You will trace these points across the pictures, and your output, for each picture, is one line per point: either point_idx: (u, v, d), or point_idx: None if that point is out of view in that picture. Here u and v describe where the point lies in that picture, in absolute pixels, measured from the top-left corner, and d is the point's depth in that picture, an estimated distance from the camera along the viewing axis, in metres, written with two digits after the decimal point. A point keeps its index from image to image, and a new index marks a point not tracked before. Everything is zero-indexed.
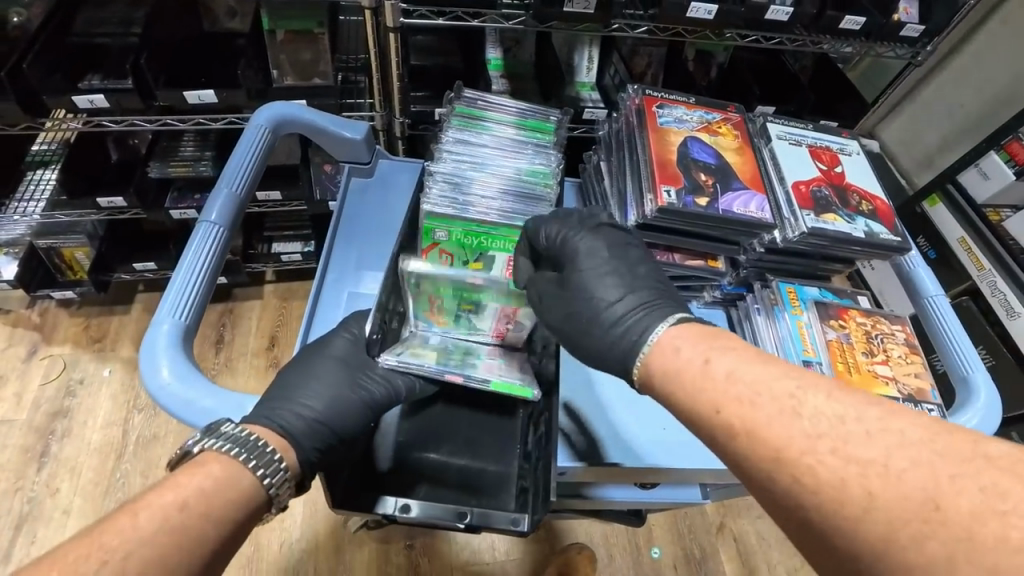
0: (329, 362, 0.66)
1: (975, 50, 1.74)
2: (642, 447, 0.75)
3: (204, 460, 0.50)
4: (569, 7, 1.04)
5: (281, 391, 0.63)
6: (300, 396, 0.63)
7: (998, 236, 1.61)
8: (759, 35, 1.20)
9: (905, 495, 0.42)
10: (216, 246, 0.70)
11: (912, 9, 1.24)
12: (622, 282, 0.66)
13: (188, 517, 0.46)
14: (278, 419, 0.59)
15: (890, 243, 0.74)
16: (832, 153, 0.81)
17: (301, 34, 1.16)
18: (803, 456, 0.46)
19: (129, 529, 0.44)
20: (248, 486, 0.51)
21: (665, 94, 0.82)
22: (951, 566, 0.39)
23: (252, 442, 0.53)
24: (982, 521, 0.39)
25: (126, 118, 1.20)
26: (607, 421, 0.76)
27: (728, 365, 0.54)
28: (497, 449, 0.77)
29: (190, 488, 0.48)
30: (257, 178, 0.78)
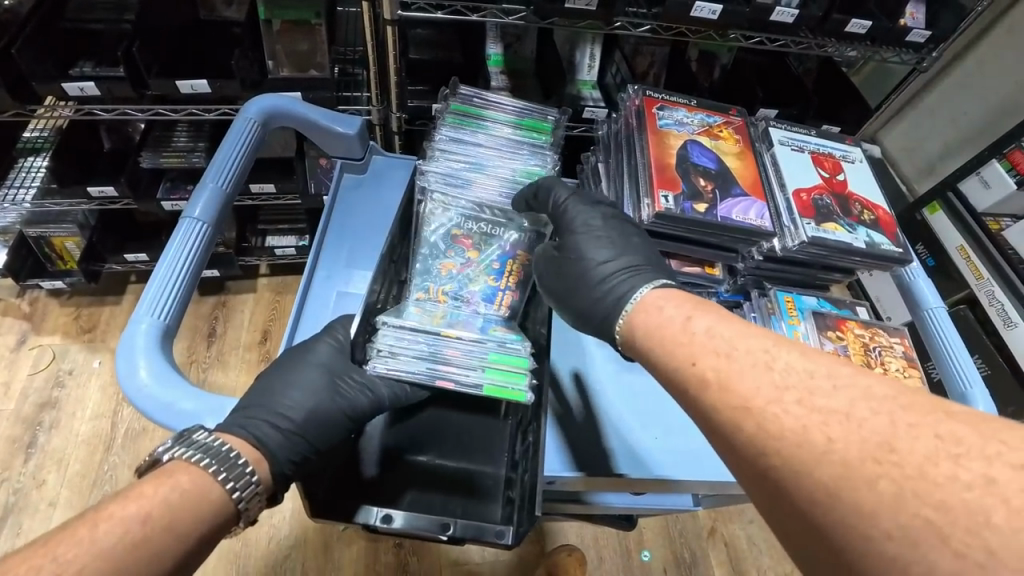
0: (312, 368, 0.64)
1: (980, 57, 1.72)
2: (649, 456, 0.75)
3: (172, 470, 0.49)
4: (572, 5, 1.02)
5: (262, 395, 0.62)
6: (280, 402, 0.61)
7: (998, 245, 1.60)
8: (763, 37, 1.18)
9: (863, 437, 0.41)
10: (200, 243, 0.69)
11: (919, 14, 1.22)
12: (614, 245, 0.66)
13: (150, 530, 0.45)
14: (254, 429, 0.57)
15: (890, 254, 0.72)
16: (835, 160, 0.80)
17: (297, 24, 1.14)
18: (768, 405, 0.45)
19: (87, 541, 0.42)
20: (216, 498, 0.49)
21: (666, 96, 0.80)
22: (897, 501, 0.37)
23: (224, 453, 0.52)
24: (934, 461, 0.38)
25: (117, 107, 1.19)
26: (615, 429, 0.77)
27: (708, 323, 0.54)
28: (486, 456, 0.75)
29: (154, 500, 0.46)
30: (245, 174, 0.76)
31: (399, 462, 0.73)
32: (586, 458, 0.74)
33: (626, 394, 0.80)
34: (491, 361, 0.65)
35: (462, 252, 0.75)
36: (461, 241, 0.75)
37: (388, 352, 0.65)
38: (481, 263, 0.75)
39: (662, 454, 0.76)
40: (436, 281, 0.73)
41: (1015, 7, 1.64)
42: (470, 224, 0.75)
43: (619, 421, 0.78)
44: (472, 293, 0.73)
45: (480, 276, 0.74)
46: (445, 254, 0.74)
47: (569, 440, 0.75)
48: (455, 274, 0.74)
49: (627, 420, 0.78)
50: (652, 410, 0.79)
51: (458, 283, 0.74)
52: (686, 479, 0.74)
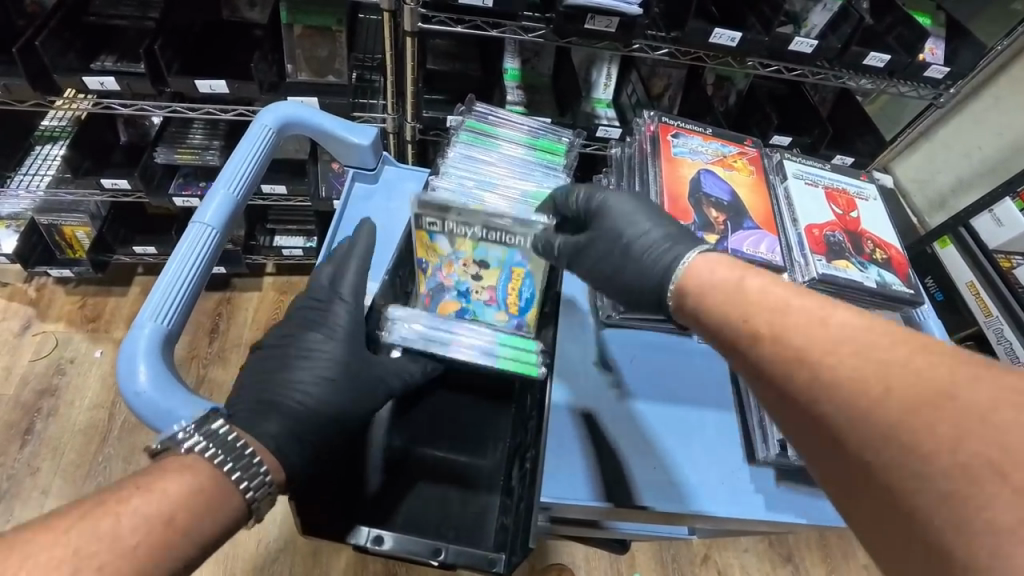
0: (322, 363, 0.62)
1: (996, 93, 1.73)
2: (667, 487, 0.72)
3: (186, 464, 0.50)
4: (590, 25, 0.99)
5: (270, 386, 0.61)
6: (288, 396, 0.60)
7: (1008, 282, 1.58)
8: (781, 65, 1.19)
9: (918, 382, 0.43)
10: (198, 265, 0.67)
11: (937, 51, 1.25)
12: (649, 220, 0.68)
13: (169, 531, 0.47)
14: (264, 433, 0.57)
15: (902, 295, 0.72)
16: (849, 197, 0.79)
17: (318, 29, 1.16)
18: (825, 354, 0.48)
19: (111, 534, 0.45)
20: (232, 502, 0.50)
21: (681, 123, 0.80)
22: (961, 437, 0.40)
23: (234, 447, 0.52)
24: (994, 406, 0.40)
25: (136, 103, 1.20)
26: (628, 454, 0.73)
27: (760, 283, 0.57)
28: (485, 477, 0.74)
29: (172, 497, 0.48)
30: (257, 182, 0.76)
31: (398, 479, 0.73)
32: (586, 481, 0.71)
33: (632, 415, 0.77)
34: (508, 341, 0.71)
35: (467, 244, 0.72)
36: (450, 237, 0.72)
37: (407, 326, 0.71)
38: (489, 254, 0.73)
39: (668, 484, 0.72)
40: (445, 284, 0.76)
41: None
42: (459, 226, 0.71)
43: (627, 450, 0.74)
44: (481, 297, 0.76)
45: (490, 273, 0.74)
46: (441, 245, 0.73)
47: (574, 467, 0.71)
48: (462, 271, 0.75)
49: (635, 446, 0.74)
50: (670, 440, 0.76)
51: (466, 282, 0.75)
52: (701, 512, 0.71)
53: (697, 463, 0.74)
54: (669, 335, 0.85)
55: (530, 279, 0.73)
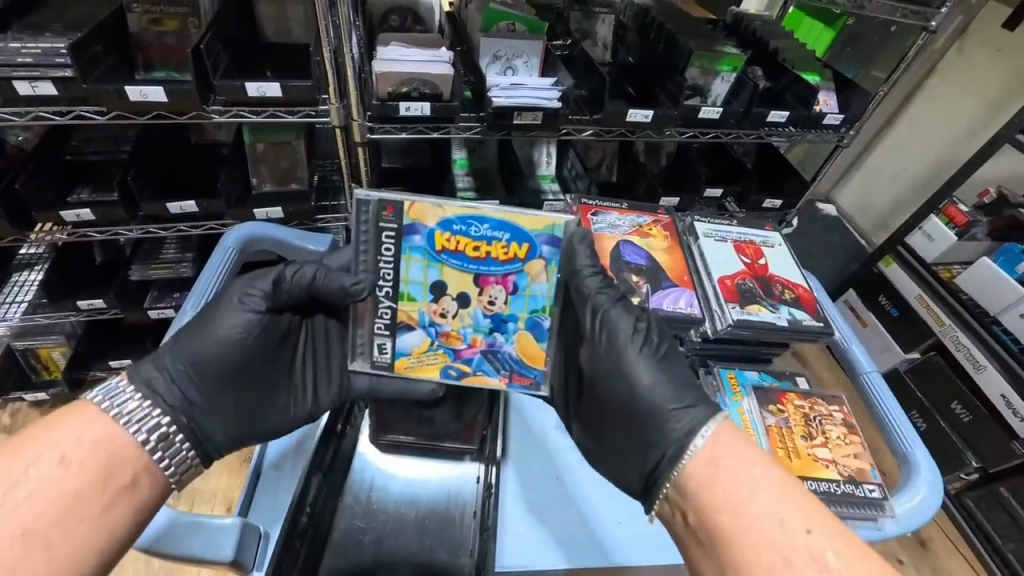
0: (225, 307, 0.73)
1: (909, 121, 2.09)
2: (608, 542, 0.83)
3: (76, 406, 0.63)
4: (519, 119, 1.12)
5: (196, 331, 0.72)
6: (205, 340, 0.72)
7: (950, 290, 1.68)
8: (696, 131, 1.33)
9: None
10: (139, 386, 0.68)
11: (831, 101, 1.43)
12: None
13: (100, 448, 0.60)
14: (149, 382, 0.68)
15: (814, 328, 0.79)
16: (755, 246, 0.89)
17: (280, 144, 1.28)
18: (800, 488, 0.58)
19: (69, 449, 0.59)
20: (114, 434, 0.62)
21: (600, 202, 0.90)
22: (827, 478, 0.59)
23: (120, 397, 0.65)
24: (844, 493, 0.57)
25: (111, 228, 1.27)
26: (580, 509, 0.86)
27: None
28: (454, 545, 0.81)
29: (92, 428, 0.61)
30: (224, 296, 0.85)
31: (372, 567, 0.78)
32: (542, 545, 0.82)
33: (583, 480, 0.90)
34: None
35: (426, 304, 0.71)
36: (409, 324, 0.73)
37: None
38: (438, 279, 0.70)
39: (608, 541, 0.83)
40: (477, 347, 0.73)
41: (926, 81, 2.03)
42: (382, 311, 0.72)
43: (579, 512, 0.86)
44: (502, 300, 0.71)
45: (456, 282, 0.70)
46: (418, 342, 0.73)
47: (529, 534, 0.83)
48: (457, 318, 0.72)
49: (589, 507, 0.87)
50: (611, 497, 0.88)
51: (462, 317, 0.72)
52: (642, 564, 0.82)
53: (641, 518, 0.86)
54: None
55: (456, 222, 0.68)
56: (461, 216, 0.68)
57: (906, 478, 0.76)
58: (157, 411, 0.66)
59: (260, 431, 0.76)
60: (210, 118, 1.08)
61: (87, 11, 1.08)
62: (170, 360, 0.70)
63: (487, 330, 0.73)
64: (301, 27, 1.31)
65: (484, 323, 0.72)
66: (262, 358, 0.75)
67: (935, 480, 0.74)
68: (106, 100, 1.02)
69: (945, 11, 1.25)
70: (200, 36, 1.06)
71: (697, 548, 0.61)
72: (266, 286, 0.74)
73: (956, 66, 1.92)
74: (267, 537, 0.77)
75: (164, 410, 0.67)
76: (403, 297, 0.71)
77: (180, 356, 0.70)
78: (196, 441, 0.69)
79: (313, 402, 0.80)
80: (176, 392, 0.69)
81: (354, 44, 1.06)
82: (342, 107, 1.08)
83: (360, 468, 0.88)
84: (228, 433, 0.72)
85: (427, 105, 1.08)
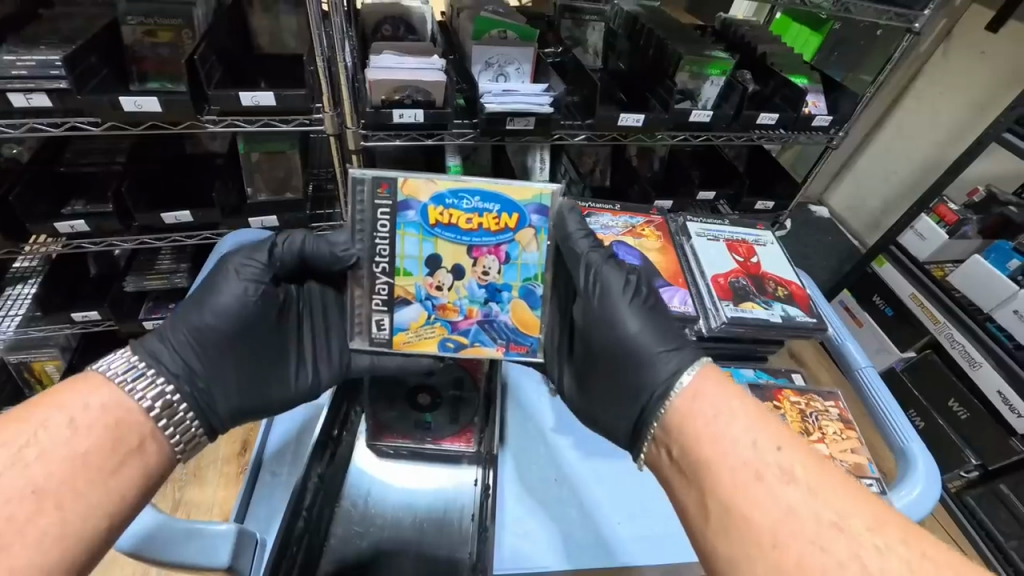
0: (225, 280, 0.77)
1: (898, 122, 2.12)
2: (614, 540, 0.83)
3: (81, 377, 0.64)
4: (511, 125, 1.13)
5: (198, 305, 0.76)
6: (208, 313, 0.75)
7: (943, 288, 1.69)
8: (687, 135, 1.35)
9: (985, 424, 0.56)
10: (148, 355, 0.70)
11: (820, 103, 1.43)
12: None
13: (101, 416, 0.62)
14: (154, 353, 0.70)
15: (808, 324, 0.80)
16: (748, 245, 0.89)
17: (276, 153, 1.28)
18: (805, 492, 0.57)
19: (70, 418, 0.60)
20: (115, 403, 0.63)
21: (592, 203, 0.91)
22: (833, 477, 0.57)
23: (125, 369, 0.67)
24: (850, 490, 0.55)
25: (105, 239, 1.27)
26: (583, 508, 0.86)
27: None
28: (453, 546, 0.81)
29: (94, 396, 0.63)
30: None
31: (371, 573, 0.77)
32: (545, 545, 0.81)
33: (585, 478, 0.90)
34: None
35: (423, 278, 0.74)
36: (405, 299, 0.75)
37: None
38: (433, 252, 0.74)
39: (613, 540, 0.83)
40: (473, 317, 0.76)
41: (914, 83, 2.05)
42: (380, 288, 0.75)
43: (581, 510, 0.86)
44: (496, 270, 0.75)
45: (450, 255, 0.74)
46: (415, 317, 0.75)
47: (531, 536, 0.82)
48: (453, 291, 0.75)
49: (592, 505, 0.86)
50: (608, 497, 0.88)
51: (459, 287, 0.75)
52: (647, 562, 0.81)
53: (644, 516, 0.86)
54: None
55: (449, 196, 0.72)
56: (451, 190, 0.72)
57: (903, 475, 0.77)
58: (161, 379, 0.68)
59: (260, 401, 0.78)
60: (205, 128, 1.09)
61: (81, 24, 1.09)
62: (174, 334, 0.73)
63: (483, 300, 0.75)
64: (294, 38, 1.32)
65: (480, 294, 0.75)
66: (259, 327, 0.78)
67: (933, 474, 0.77)
68: (100, 112, 1.03)
69: (928, 13, 1.27)
70: (194, 46, 1.07)
71: (686, 493, 0.62)
72: (262, 258, 0.78)
73: (942, 68, 1.95)
74: (262, 545, 0.76)
75: (168, 378, 0.69)
76: (399, 272, 0.74)
77: (184, 328, 0.74)
78: (199, 410, 0.71)
79: (314, 369, 0.84)
80: (181, 362, 0.71)
81: (347, 53, 1.07)
82: (336, 115, 1.08)
83: (356, 478, 0.88)
84: (229, 402, 0.75)
85: (420, 112, 1.09)
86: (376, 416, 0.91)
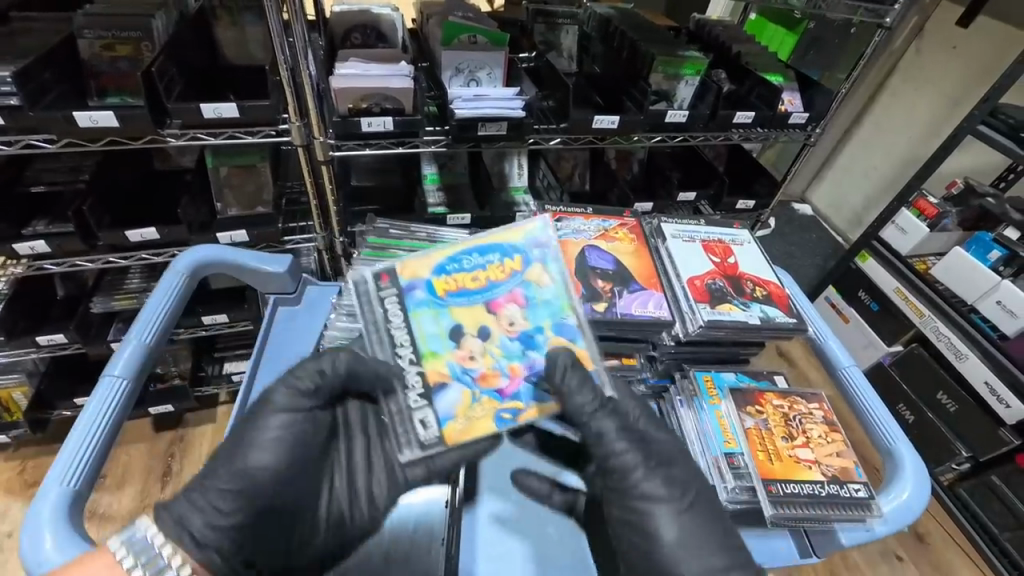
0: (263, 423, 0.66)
1: (875, 119, 2.14)
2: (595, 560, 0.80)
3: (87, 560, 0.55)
4: (483, 131, 1.11)
5: (230, 454, 0.65)
6: (243, 464, 0.64)
7: (927, 282, 1.69)
8: (664, 135, 1.33)
9: None
10: (117, 403, 0.69)
11: (795, 100, 1.42)
12: None
13: None
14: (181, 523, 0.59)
15: (788, 325, 0.78)
16: (725, 245, 0.88)
17: (245, 167, 1.26)
18: None
19: None
20: None
21: (563, 208, 0.90)
22: None
23: (142, 552, 0.56)
24: None
25: (68, 260, 1.22)
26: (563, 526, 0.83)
27: None
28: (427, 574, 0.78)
29: None
30: (171, 325, 0.78)
31: None
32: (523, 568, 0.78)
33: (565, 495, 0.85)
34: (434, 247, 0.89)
35: (452, 354, 0.65)
36: (442, 382, 0.63)
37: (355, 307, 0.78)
38: (452, 322, 0.67)
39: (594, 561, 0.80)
40: (519, 375, 0.65)
41: (889, 80, 2.07)
42: (410, 377, 0.64)
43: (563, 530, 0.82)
44: (520, 317, 0.68)
45: (469, 320, 0.67)
46: (458, 399, 0.62)
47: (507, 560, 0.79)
48: (487, 355, 0.65)
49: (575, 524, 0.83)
50: (590, 518, 0.81)
51: (491, 351, 0.66)
52: None
53: None
54: None
55: (449, 263, 0.70)
56: (447, 259, 0.71)
57: (892, 475, 0.76)
58: (184, 560, 0.58)
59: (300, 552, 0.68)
60: (167, 142, 1.05)
61: (37, 39, 1.06)
62: (203, 495, 0.61)
63: (522, 351, 0.66)
64: (261, 49, 1.29)
65: (515, 348, 0.66)
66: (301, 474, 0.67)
67: (920, 472, 0.75)
68: (56, 128, 0.99)
69: (899, 7, 1.27)
70: (154, 59, 1.03)
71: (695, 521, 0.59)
72: (309, 386, 0.68)
73: (915, 65, 1.97)
74: None
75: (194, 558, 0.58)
76: (426, 355, 0.64)
77: (214, 486, 0.62)
78: None
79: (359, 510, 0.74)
80: (214, 527, 0.60)
81: (311, 61, 1.04)
82: (303, 126, 1.05)
83: None
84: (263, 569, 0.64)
85: (389, 120, 1.06)
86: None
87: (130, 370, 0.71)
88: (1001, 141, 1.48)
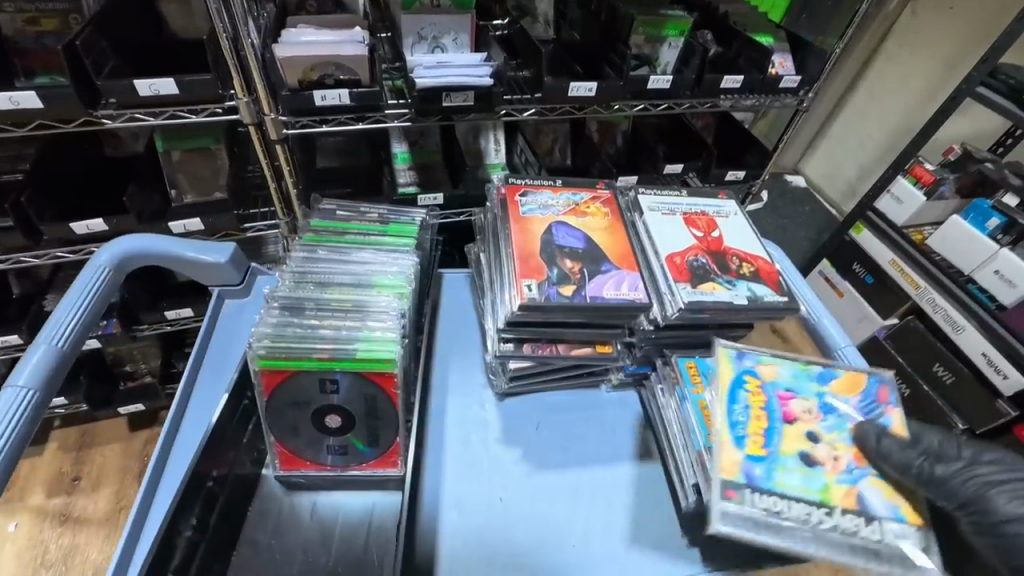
0: None
1: (869, 85, 2.05)
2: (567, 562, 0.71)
3: None
4: (448, 102, 1.02)
5: None
6: None
7: (924, 252, 1.63)
8: (646, 103, 1.25)
9: None
10: (25, 413, 0.59)
11: (786, 63, 1.34)
12: None
13: None
14: None
15: (776, 304, 0.72)
16: (708, 217, 0.81)
17: (199, 150, 1.19)
18: None
19: None
20: None
21: (530, 181, 0.83)
22: None
23: None
24: None
25: (11, 256, 1.14)
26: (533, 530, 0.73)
27: None
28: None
29: None
30: (89, 325, 0.69)
31: None
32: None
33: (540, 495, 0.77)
34: (387, 229, 0.84)
35: (827, 472, 0.65)
36: (860, 498, 0.63)
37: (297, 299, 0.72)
38: (802, 452, 0.67)
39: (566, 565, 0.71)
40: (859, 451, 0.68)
41: (883, 43, 1.98)
42: (816, 516, 0.62)
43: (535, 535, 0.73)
44: (808, 414, 0.71)
45: (794, 443, 0.68)
46: (880, 492, 0.64)
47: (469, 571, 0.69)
48: (837, 447, 0.68)
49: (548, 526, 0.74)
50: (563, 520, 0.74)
51: (841, 445, 0.68)
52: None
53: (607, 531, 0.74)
54: (575, 395, 0.88)
55: (729, 424, 0.68)
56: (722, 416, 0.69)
57: None
58: None
59: None
60: (103, 124, 0.97)
61: None
62: None
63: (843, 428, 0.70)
64: None
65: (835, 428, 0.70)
66: None
67: None
68: None
69: None
70: (82, 33, 0.94)
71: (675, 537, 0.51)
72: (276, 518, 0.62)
73: (911, 27, 1.88)
74: None
75: None
76: (826, 496, 0.63)
77: None
78: None
79: None
80: None
81: (255, 30, 0.95)
82: (252, 102, 0.97)
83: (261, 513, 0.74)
84: None
85: (345, 92, 0.98)
86: (283, 445, 0.73)
87: (43, 375, 0.62)
88: (1002, 103, 1.40)
